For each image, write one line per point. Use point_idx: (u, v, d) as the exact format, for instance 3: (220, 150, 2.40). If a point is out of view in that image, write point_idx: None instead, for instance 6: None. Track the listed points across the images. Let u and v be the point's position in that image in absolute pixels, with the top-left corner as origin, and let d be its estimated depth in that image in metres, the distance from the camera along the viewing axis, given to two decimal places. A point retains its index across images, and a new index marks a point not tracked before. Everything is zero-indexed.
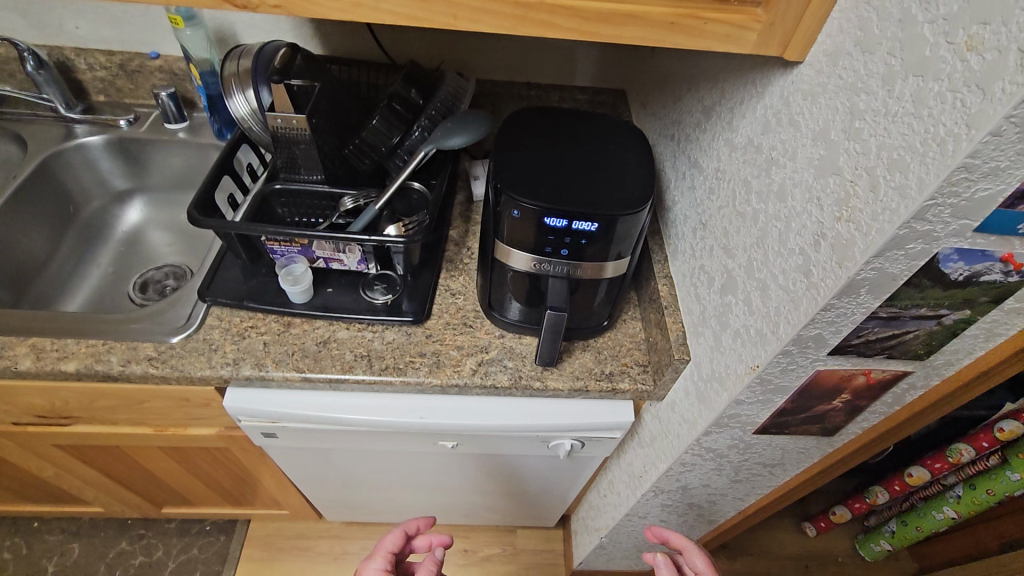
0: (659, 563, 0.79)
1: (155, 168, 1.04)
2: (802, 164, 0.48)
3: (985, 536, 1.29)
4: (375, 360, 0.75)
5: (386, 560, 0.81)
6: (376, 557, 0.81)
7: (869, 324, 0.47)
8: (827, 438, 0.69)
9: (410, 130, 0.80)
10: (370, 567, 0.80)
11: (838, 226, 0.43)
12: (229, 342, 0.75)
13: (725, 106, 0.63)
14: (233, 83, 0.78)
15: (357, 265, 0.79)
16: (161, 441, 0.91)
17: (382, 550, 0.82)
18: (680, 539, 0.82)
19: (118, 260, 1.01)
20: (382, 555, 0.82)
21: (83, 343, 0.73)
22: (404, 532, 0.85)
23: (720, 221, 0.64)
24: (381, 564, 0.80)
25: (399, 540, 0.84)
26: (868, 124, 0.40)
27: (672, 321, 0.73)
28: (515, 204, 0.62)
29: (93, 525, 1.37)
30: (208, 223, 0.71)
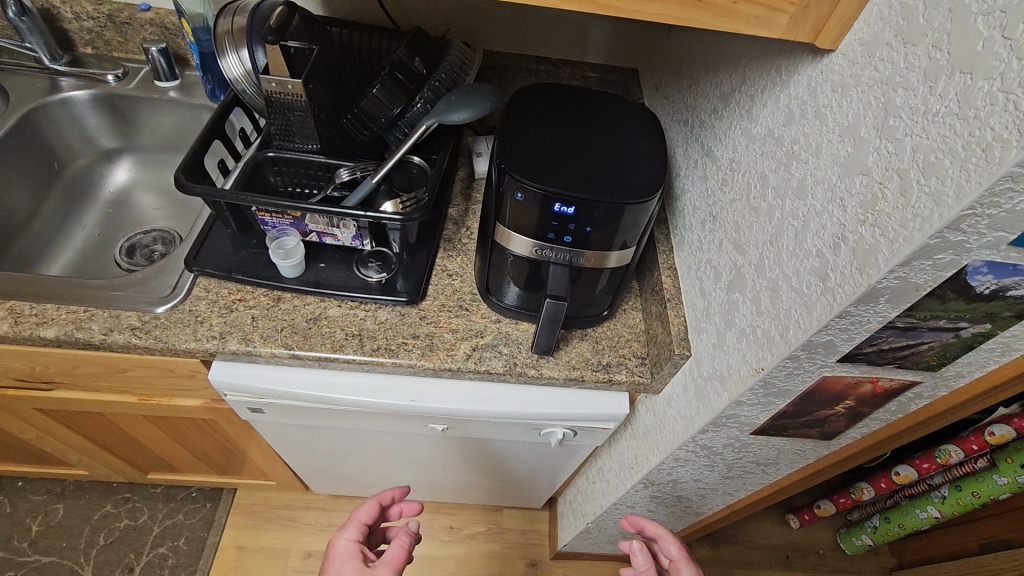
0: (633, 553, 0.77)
1: (145, 127, 0.99)
2: (825, 161, 0.45)
3: (966, 536, 1.31)
4: (367, 340, 0.73)
5: (358, 531, 0.80)
6: (349, 527, 0.81)
7: (884, 334, 0.45)
8: (825, 441, 0.68)
9: (411, 102, 0.76)
10: (342, 537, 0.79)
11: (862, 230, 0.41)
12: (215, 313, 0.72)
13: (746, 93, 0.60)
14: (228, 42, 0.74)
15: (352, 241, 0.76)
16: (146, 409, 0.89)
17: (356, 519, 0.82)
18: (656, 530, 0.81)
19: (105, 221, 0.97)
20: (356, 525, 0.81)
21: (63, 308, 0.70)
22: (377, 502, 0.84)
23: (732, 214, 0.61)
24: (354, 535, 0.80)
25: (372, 511, 0.83)
26: (904, 122, 0.37)
27: (673, 315, 0.71)
28: (519, 186, 0.59)
29: (78, 487, 1.36)
30: (196, 189, 0.67)
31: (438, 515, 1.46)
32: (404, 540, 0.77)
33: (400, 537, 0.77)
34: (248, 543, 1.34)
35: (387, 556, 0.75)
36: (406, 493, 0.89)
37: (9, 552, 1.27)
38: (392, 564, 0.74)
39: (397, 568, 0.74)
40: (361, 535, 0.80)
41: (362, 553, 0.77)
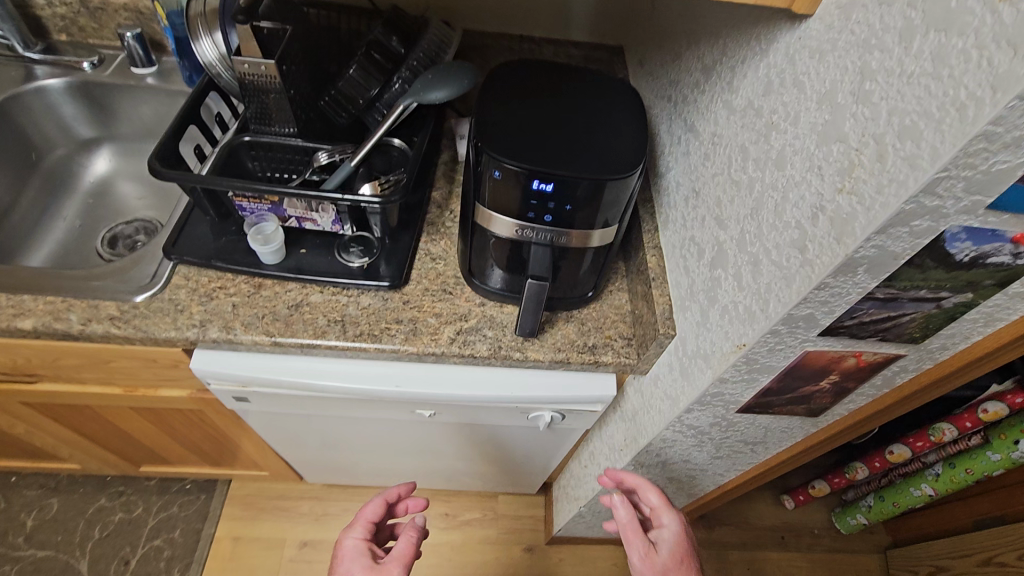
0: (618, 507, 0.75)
1: (123, 115, 0.98)
2: (804, 130, 0.45)
3: (959, 512, 1.32)
4: (350, 325, 0.72)
5: (364, 529, 0.80)
6: (355, 525, 0.80)
7: (865, 305, 0.44)
8: (812, 419, 0.68)
9: (390, 82, 0.74)
10: (349, 536, 0.79)
11: (838, 199, 0.40)
12: (195, 302, 0.71)
13: (727, 65, 0.59)
14: (200, 25, 0.74)
15: (332, 225, 0.75)
16: (132, 401, 0.88)
17: (362, 518, 0.81)
18: (633, 480, 0.80)
19: (85, 212, 0.96)
20: (362, 523, 0.80)
21: (40, 299, 0.69)
22: (383, 499, 0.84)
23: (713, 189, 0.60)
24: (360, 533, 0.79)
25: (378, 508, 0.82)
26: (880, 86, 0.36)
27: (659, 294, 0.70)
28: (497, 165, 0.58)
29: (71, 481, 1.36)
30: (170, 175, 0.66)
31: (434, 502, 1.46)
32: (412, 535, 0.77)
33: (407, 532, 0.77)
34: (245, 534, 1.34)
35: (394, 553, 0.74)
36: (411, 489, 0.88)
37: (5, 547, 1.27)
38: (401, 561, 0.74)
39: (405, 563, 0.74)
40: (367, 533, 0.80)
41: (369, 550, 0.77)
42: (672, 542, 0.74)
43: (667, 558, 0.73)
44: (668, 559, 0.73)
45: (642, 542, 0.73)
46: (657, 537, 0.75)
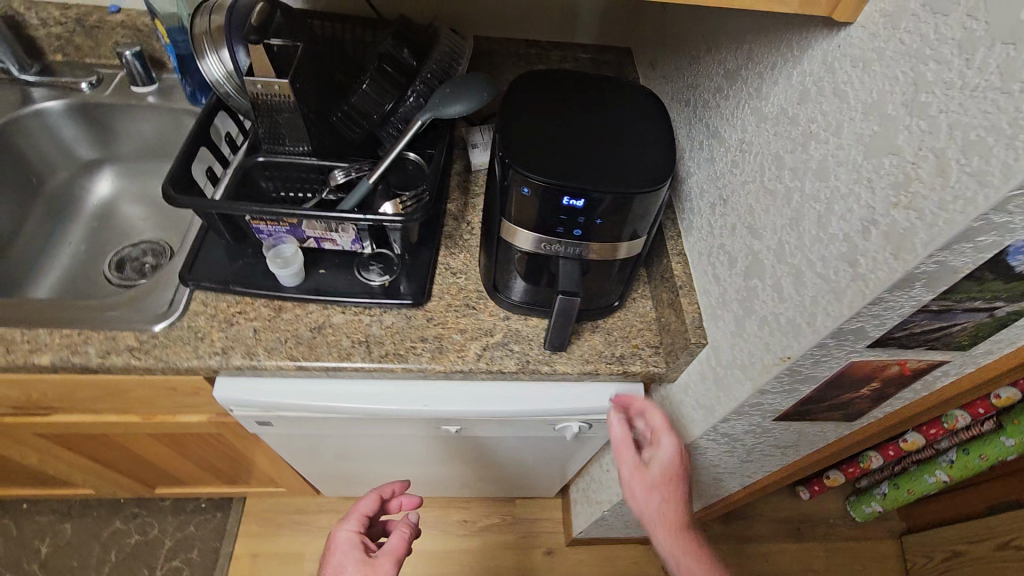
0: (615, 429, 0.71)
1: (124, 135, 0.96)
2: (848, 141, 0.44)
3: (973, 497, 1.34)
4: (374, 346, 0.71)
5: (359, 523, 0.78)
6: (350, 518, 0.78)
7: (918, 317, 0.43)
8: (846, 423, 0.67)
9: (404, 95, 0.72)
10: (342, 529, 0.77)
11: (893, 214, 0.39)
12: (215, 329, 0.70)
13: (754, 71, 0.57)
14: (206, 42, 0.71)
15: (351, 244, 0.74)
16: (150, 428, 0.86)
17: (356, 512, 0.79)
18: (639, 401, 0.74)
19: (91, 236, 0.94)
20: (356, 516, 0.78)
21: (56, 333, 0.67)
22: (377, 494, 0.81)
23: (744, 197, 0.59)
24: (354, 526, 0.77)
25: (373, 503, 0.80)
26: (938, 98, 0.35)
27: (687, 302, 0.69)
28: (524, 181, 0.57)
29: (83, 505, 1.34)
30: (186, 201, 0.64)
31: (449, 509, 1.45)
32: (404, 531, 0.74)
33: (398, 528, 0.74)
34: (263, 550, 1.33)
35: (386, 547, 0.72)
36: (405, 487, 0.86)
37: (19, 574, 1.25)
38: (393, 556, 0.72)
39: (397, 559, 0.72)
40: (361, 526, 0.77)
41: (363, 545, 0.75)
42: (665, 464, 0.71)
43: (656, 476, 0.71)
44: (658, 478, 0.70)
45: (633, 459, 0.71)
46: (650, 455, 0.73)
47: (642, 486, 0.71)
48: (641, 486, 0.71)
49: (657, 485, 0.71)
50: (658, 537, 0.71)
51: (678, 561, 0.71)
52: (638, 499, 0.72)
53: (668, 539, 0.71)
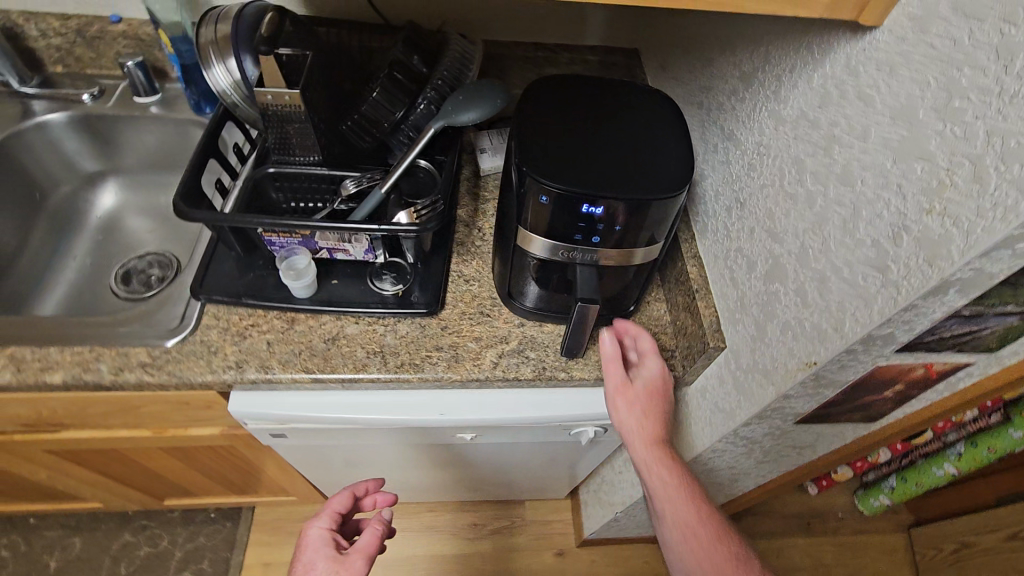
0: (606, 345, 0.68)
1: (127, 146, 0.95)
2: (874, 145, 0.43)
3: (982, 488, 1.35)
4: (390, 356, 0.70)
5: (331, 520, 0.70)
6: (321, 516, 0.70)
7: (948, 322, 0.43)
8: (866, 423, 0.67)
9: (415, 103, 0.72)
10: (312, 526, 0.69)
11: (926, 220, 0.39)
12: (229, 342, 0.69)
13: (770, 74, 0.57)
14: (212, 52, 0.69)
15: (364, 255, 0.73)
16: (161, 442, 0.86)
17: (328, 509, 0.71)
18: (633, 329, 0.72)
19: (95, 249, 0.93)
20: (328, 513, 0.71)
21: (67, 351, 0.67)
22: (351, 491, 0.74)
23: (763, 201, 0.59)
24: (325, 523, 0.69)
25: (347, 500, 0.72)
26: (973, 105, 0.35)
27: (704, 306, 0.69)
28: (542, 190, 0.56)
29: (92, 519, 1.33)
30: (197, 214, 0.63)
31: (460, 513, 1.45)
32: (378, 528, 0.67)
33: (372, 524, 0.67)
34: (274, 559, 1.32)
35: (358, 545, 0.65)
36: (380, 485, 0.78)
37: None
38: (364, 555, 0.64)
39: (370, 558, 0.64)
40: (333, 523, 0.70)
41: (334, 545, 0.67)
42: (650, 381, 0.69)
43: (641, 394, 0.68)
44: (643, 394, 0.68)
45: (619, 374, 0.68)
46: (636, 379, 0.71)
47: (625, 404, 0.68)
48: (624, 403, 0.68)
49: (639, 402, 0.68)
50: (634, 454, 0.69)
51: (649, 480, 0.68)
52: (618, 415, 0.69)
53: (643, 457, 0.68)
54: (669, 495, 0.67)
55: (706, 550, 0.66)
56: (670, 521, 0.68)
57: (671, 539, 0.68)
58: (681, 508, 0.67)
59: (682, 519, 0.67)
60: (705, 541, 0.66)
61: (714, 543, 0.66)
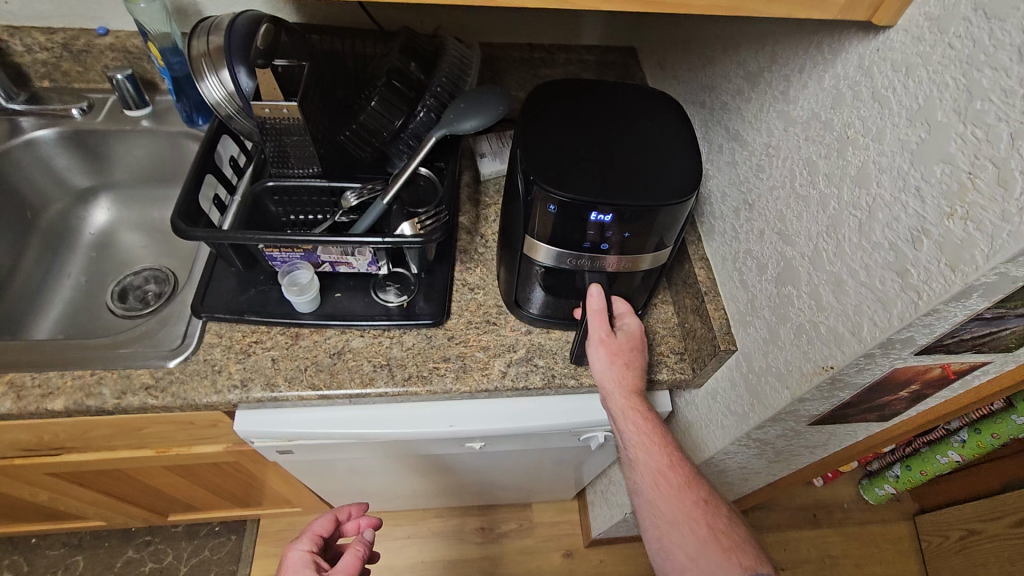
0: (591, 296, 0.65)
1: (119, 160, 0.93)
2: (891, 147, 0.42)
3: (987, 474, 1.36)
4: (397, 369, 0.69)
5: (312, 542, 0.69)
6: (302, 539, 0.69)
7: (969, 325, 0.43)
8: (879, 422, 0.66)
9: (414, 111, 0.71)
10: (292, 550, 0.68)
11: (947, 224, 0.38)
12: (233, 360, 0.68)
13: (778, 74, 0.56)
14: (205, 65, 0.68)
15: (367, 267, 0.72)
16: (165, 461, 0.84)
17: (309, 532, 0.70)
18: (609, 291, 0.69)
19: (90, 266, 0.91)
20: (309, 536, 0.69)
21: (68, 375, 0.65)
22: (333, 514, 0.73)
23: (773, 203, 0.58)
24: (306, 546, 0.68)
25: (329, 523, 0.71)
26: (996, 106, 0.35)
27: (713, 308, 0.68)
28: (549, 199, 0.55)
29: (95, 537, 1.32)
30: (197, 232, 0.62)
31: (468, 517, 1.45)
32: (359, 549, 0.67)
33: (352, 546, 0.66)
34: None
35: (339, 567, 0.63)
36: (364, 509, 0.77)
37: None
38: None
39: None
40: (315, 545, 0.68)
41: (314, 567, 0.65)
42: (631, 335, 0.67)
43: (623, 344, 0.66)
44: (624, 346, 0.66)
45: (602, 327, 0.65)
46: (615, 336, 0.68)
47: (606, 352, 0.65)
48: (604, 352, 0.65)
49: (620, 352, 0.66)
50: (612, 401, 0.65)
51: (623, 428, 0.64)
52: (596, 364, 0.66)
53: (619, 404, 0.65)
54: (644, 441, 0.63)
55: (678, 496, 0.60)
56: (643, 469, 0.63)
57: (643, 490, 0.62)
58: (654, 452, 0.63)
59: (655, 466, 0.62)
60: (678, 486, 0.61)
61: (687, 488, 0.61)
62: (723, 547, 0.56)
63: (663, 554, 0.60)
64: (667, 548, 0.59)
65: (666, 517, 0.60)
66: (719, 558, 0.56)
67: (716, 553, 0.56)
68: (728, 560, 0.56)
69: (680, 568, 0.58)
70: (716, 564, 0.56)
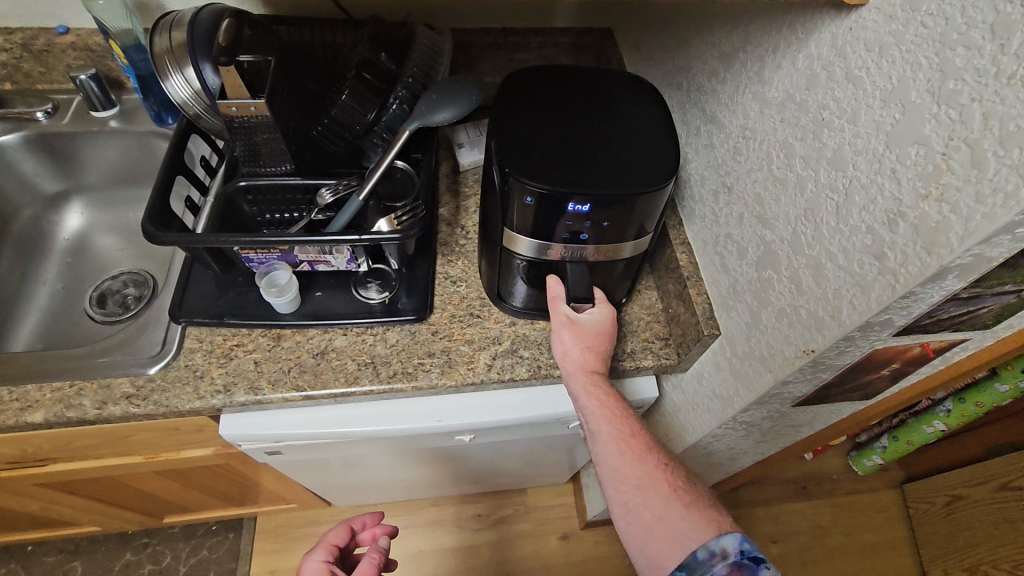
0: (550, 287, 0.66)
1: (89, 163, 0.91)
2: (866, 129, 0.42)
3: (972, 442, 1.38)
4: (382, 366, 0.68)
5: (328, 552, 0.69)
6: (318, 549, 0.70)
7: (946, 306, 0.43)
8: (863, 400, 0.67)
9: (387, 103, 0.70)
10: (309, 560, 0.68)
11: (923, 206, 0.38)
12: (214, 365, 0.67)
13: (753, 53, 0.55)
14: (168, 63, 0.66)
15: (347, 264, 0.71)
16: (154, 466, 0.84)
17: (324, 542, 0.71)
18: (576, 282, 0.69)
19: (66, 273, 0.89)
20: (324, 546, 0.70)
21: (46, 388, 0.64)
22: (348, 524, 0.74)
23: (751, 186, 0.57)
24: (322, 555, 0.68)
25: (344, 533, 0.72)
26: (969, 86, 0.34)
27: (696, 293, 0.68)
28: (525, 190, 0.54)
29: (91, 541, 1.32)
30: (168, 237, 0.61)
31: (464, 505, 1.46)
32: (375, 557, 0.68)
33: (369, 554, 0.67)
34: (280, 567, 1.32)
35: None
36: (378, 518, 0.78)
37: None
38: None
39: None
40: (330, 555, 0.69)
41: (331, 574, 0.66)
42: (597, 317, 0.66)
43: (588, 328, 0.65)
44: (589, 325, 0.65)
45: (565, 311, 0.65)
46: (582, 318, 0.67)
47: (571, 335, 0.65)
48: (570, 332, 0.65)
49: (585, 334, 0.65)
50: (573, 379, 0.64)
51: (584, 403, 0.63)
52: (559, 348, 0.65)
53: (581, 382, 0.64)
54: (606, 414, 0.62)
55: (643, 460, 0.59)
56: (605, 439, 0.61)
57: (606, 460, 0.61)
58: (618, 423, 0.62)
59: (618, 436, 0.61)
60: (642, 453, 0.60)
61: (650, 455, 0.60)
62: (685, 503, 0.56)
63: (625, 520, 0.57)
64: (632, 512, 0.56)
65: (631, 481, 0.58)
66: (684, 514, 0.54)
67: (680, 510, 0.55)
68: (691, 514, 0.54)
69: (645, 528, 0.55)
70: (682, 518, 0.54)
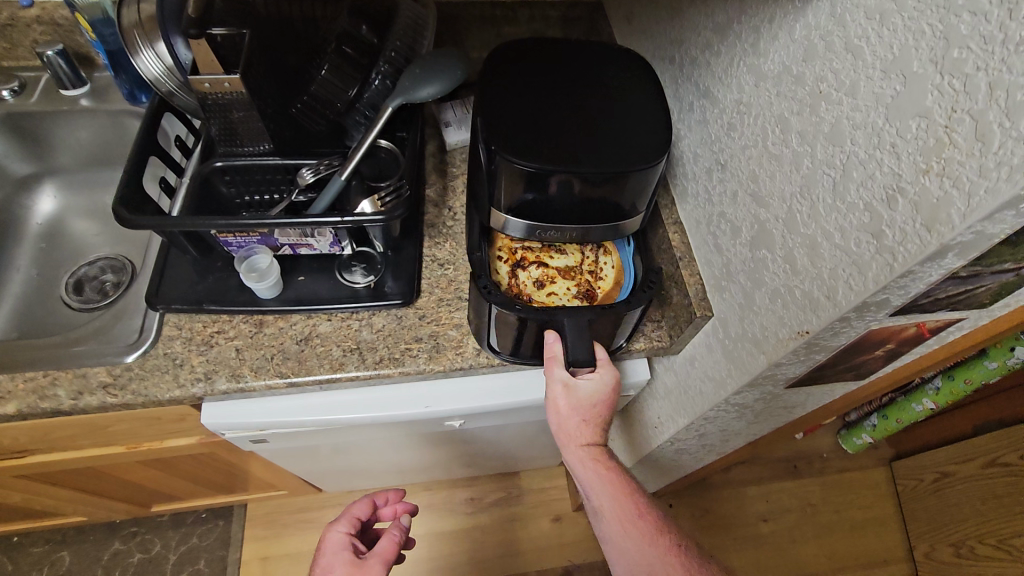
0: (548, 343, 0.61)
1: (61, 144, 0.87)
2: (865, 102, 0.40)
3: (960, 420, 1.39)
4: (367, 352, 0.67)
5: (351, 525, 0.68)
6: (341, 520, 0.69)
7: (944, 285, 0.42)
8: (856, 380, 0.66)
9: (369, 78, 0.69)
10: (332, 531, 0.68)
11: (924, 181, 0.36)
12: (195, 353, 0.65)
13: (749, 22, 0.53)
14: (138, 37, 0.63)
15: (330, 247, 0.69)
16: (137, 456, 0.82)
17: (349, 513, 0.70)
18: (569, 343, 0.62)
19: (40, 260, 0.86)
20: (348, 518, 0.69)
21: (18, 378, 0.62)
22: (372, 498, 0.73)
23: (746, 163, 0.56)
24: (345, 528, 0.68)
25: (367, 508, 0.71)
26: (974, 54, 0.32)
27: (689, 274, 0.67)
28: (510, 168, 0.52)
29: (79, 531, 1.30)
30: (142, 221, 0.58)
31: (456, 489, 1.46)
32: (396, 533, 0.66)
33: (390, 530, 0.65)
34: (271, 553, 1.31)
35: (376, 549, 0.63)
36: (401, 494, 0.77)
37: None
38: (383, 558, 0.62)
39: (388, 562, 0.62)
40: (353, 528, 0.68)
41: (354, 547, 0.65)
42: (596, 388, 0.60)
43: (585, 398, 0.60)
44: (586, 400, 0.60)
45: (561, 380, 0.60)
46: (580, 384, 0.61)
47: (567, 406, 0.60)
48: (565, 405, 0.60)
49: (582, 408, 0.60)
50: (568, 451, 0.62)
51: (585, 481, 0.61)
52: (553, 419, 0.61)
53: (578, 456, 0.61)
54: (608, 493, 0.60)
55: (651, 541, 0.59)
56: (610, 518, 0.61)
57: (611, 538, 0.61)
58: (621, 501, 0.60)
59: (623, 516, 0.60)
60: (650, 532, 0.60)
61: (659, 534, 0.60)
62: None
63: None
64: None
65: (640, 565, 0.59)
66: None
67: None
68: None
69: None
70: None
